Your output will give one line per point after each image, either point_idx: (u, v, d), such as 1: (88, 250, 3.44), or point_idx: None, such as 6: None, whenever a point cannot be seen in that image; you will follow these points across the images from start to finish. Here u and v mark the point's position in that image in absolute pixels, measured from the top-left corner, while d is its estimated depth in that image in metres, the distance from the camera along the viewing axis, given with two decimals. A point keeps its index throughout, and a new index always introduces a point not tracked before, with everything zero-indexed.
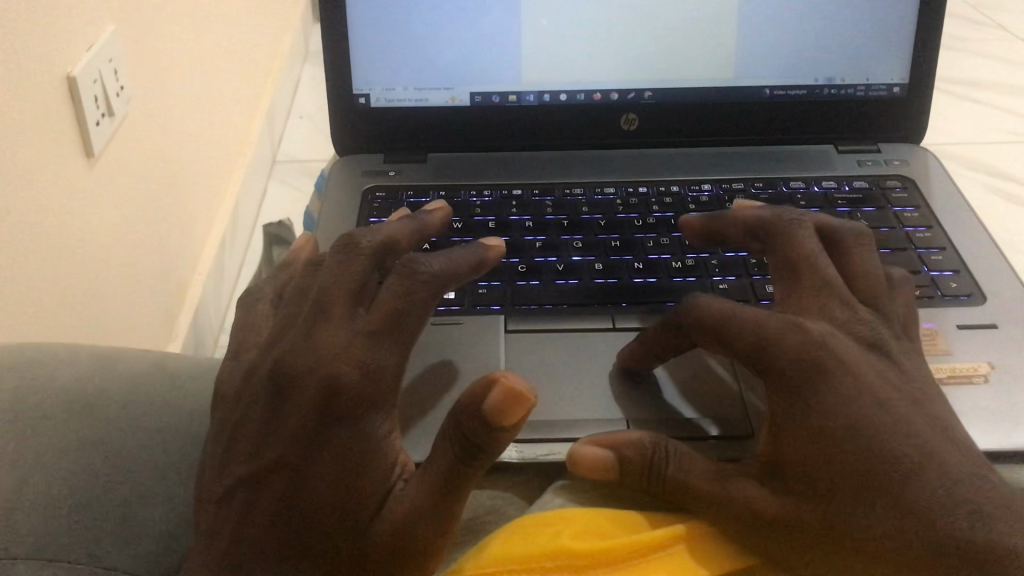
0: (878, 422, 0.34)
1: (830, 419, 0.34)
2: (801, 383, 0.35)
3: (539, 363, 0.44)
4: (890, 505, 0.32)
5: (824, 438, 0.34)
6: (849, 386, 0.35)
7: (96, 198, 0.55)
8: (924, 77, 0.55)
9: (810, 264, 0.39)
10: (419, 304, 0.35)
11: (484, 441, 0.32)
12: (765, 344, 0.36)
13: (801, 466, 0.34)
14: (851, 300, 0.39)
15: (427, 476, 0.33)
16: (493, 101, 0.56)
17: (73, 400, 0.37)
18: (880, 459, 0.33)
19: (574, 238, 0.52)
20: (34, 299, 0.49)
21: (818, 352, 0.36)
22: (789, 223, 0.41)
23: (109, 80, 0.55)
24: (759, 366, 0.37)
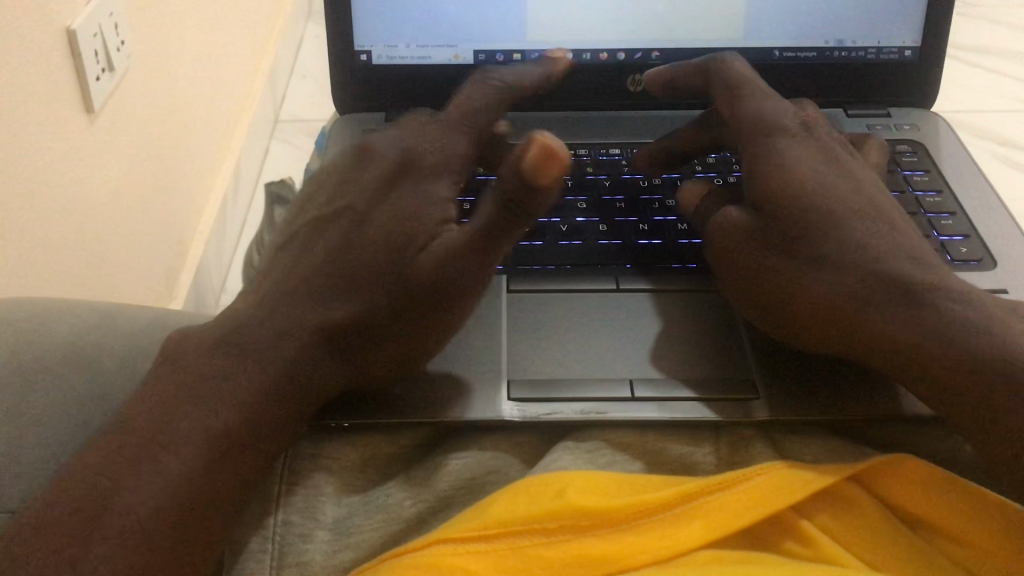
0: (867, 264, 0.39)
1: (827, 272, 0.39)
2: (803, 246, 0.40)
3: (541, 325, 0.44)
4: (885, 336, 0.36)
5: (824, 290, 0.39)
6: (841, 240, 0.40)
7: (94, 154, 0.54)
8: (935, 41, 0.54)
9: (780, 157, 0.44)
10: (498, 234, 0.41)
11: (525, 192, 0.39)
12: (773, 219, 0.42)
13: (811, 318, 0.39)
14: (837, 173, 0.44)
15: (478, 240, 0.41)
16: (497, 59, 0.55)
17: (71, 352, 0.37)
18: (878, 298, 0.37)
19: (579, 198, 0.51)
20: (33, 254, 0.49)
21: (814, 213, 0.41)
22: (757, 118, 0.46)
23: (109, 34, 0.54)
24: (762, 241, 0.42)
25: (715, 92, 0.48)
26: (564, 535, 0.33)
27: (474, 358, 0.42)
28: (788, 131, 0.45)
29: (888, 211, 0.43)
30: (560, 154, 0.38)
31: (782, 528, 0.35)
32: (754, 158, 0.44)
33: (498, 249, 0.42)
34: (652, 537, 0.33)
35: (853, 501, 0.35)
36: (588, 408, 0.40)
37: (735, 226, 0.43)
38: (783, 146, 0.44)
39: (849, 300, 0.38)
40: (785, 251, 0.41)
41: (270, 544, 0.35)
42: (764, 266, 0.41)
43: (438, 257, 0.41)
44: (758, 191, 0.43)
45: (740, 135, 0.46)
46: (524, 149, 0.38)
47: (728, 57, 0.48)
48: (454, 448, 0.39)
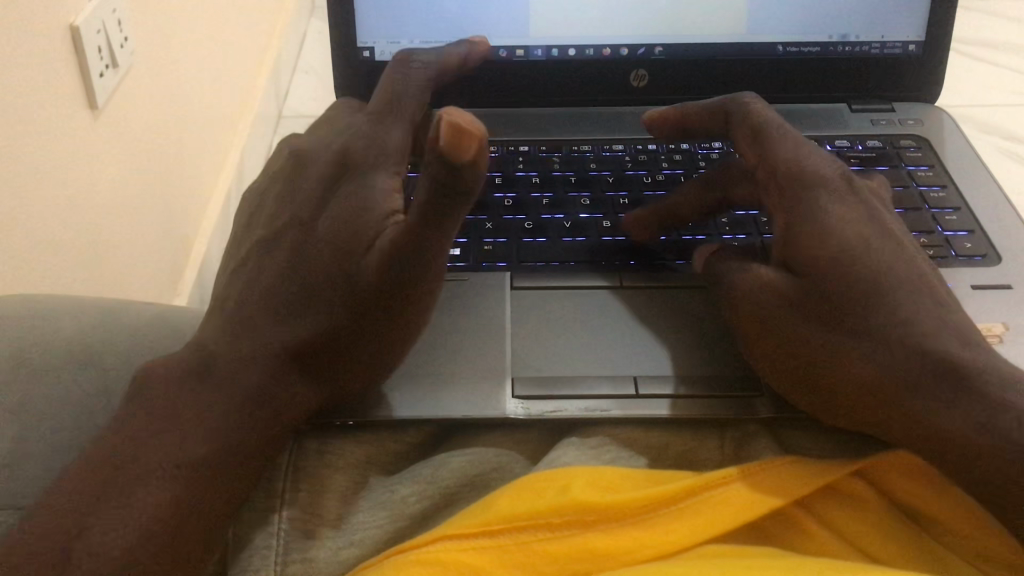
0: (916, 340, 0.35)
1: (874, 348, 0.36)
2: (845, 319, 0.37)
3: (544, 322, 0.44)
4: (926, 426, 0.34)
5: (865, 368, 0.36)
6: (889, 312, 0.36)
7: (99, 149, 0.54)
8: (941, 36, 0.54)
9: (821, 215, 0.40)
10: (438, 204, 0.36)
11: (454, 164, 0.34)
12: (810, 288, 0.38)
13: (854, 400, 0.36)
14: (884, 235, 0.40)
15: (427, 217, 0.37)
16: (501, 56, 0.55)
17: (77, 349, 0.37)
18: (920, 382, 0.34)
19: (582, 195, 0.52)
20: (37, 251, 0.49)
21: (861, 283, 0.37)
22: (793, 165, 0.42)
23: (113, 31, 0.54)
24: (795, 310, 0.38)
25: (741, 132, 0.45)
26: (568, 530, 0.33)
27: (478, 358, 0.42)
28: (830, 186, 0.41)
29: (936, 278, 0.39)
30: (471, 129, 0.32)
31: (785, 523, 0.35)
32: (791, 215, 0.40)
33: (451, 220, 0.37)
34: (656, 532, 0.33)
35: (855, 495, 0.35)
36: (592, 406, 0.40)
37: (763, 287, 0.40)
38: (826, 204, 0.40)
39: (893, 378, 0.35)
40: (826, 322, 0.37)
41: (274, 540, 0.35)
42: (805, 335, 0.37)
43: (387, 248, 0.38)
44: (792, 255, 0.40)
45: (773, 184, 0.42)
46: (434, 128, 0.33)
47: (751, 100, 0.46)
48: (459, 445, 0.39)
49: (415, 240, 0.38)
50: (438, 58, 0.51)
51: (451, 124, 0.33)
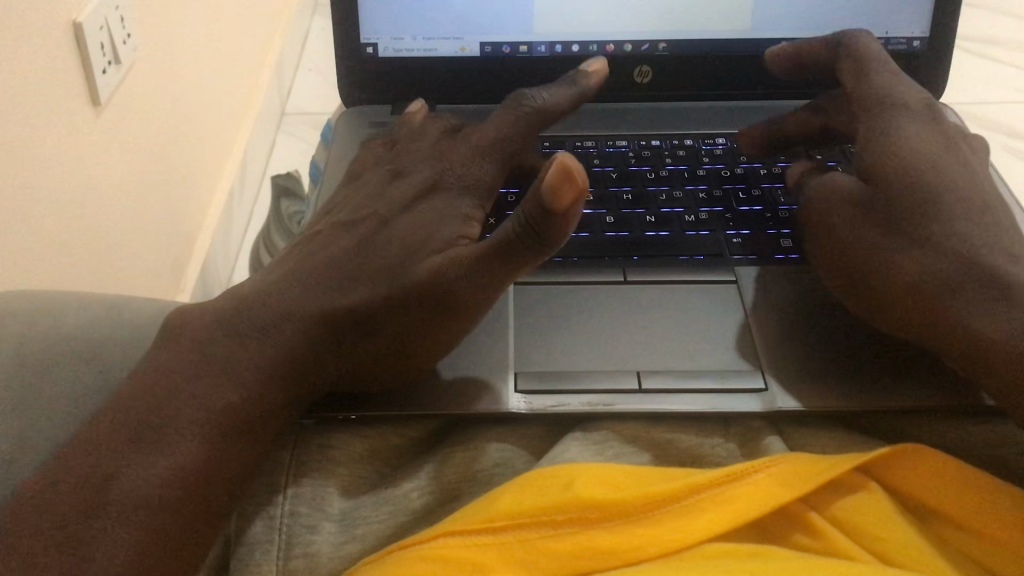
0: (959, 253, 0.38)
1: (919, 251, 0.39)
2: (908, 221, 0.40)
3: (546, 318, 0.44)
4: (967, 331, 0.37)
5: (910, 268, 0.39)
6: (943, 225, 0.40)
7: (103, 143, 0.54)
8: (947, 30, 0.54)
9: (901, 139, 0.43)
10: (524, 250, 0.38)
11: (552, 211, 0.35)
12: (882, 194, 0.42)
13: (898, 299, 0.39)
14: (957, 153, 0.43)
15: (503, 256, 0.38)
16: (505, 51, 0.55)
17: (81, 342, 0.37)
18: (959, 285, 0.38)
19: (585, 190, 0.51)
20: (40, 247, 0.49)
21: (921, 194, 0.41)
22: (874, 91, 0.45)
23: (116, 26, 0.54)
24: (862, 213, 0.42)
25: (846, 62, 0.47)
26: (571, 527, 0.33)
27: (481, 353, 0.42)
28: (905, 106, 0.45)
29: (993, 198, 0.42)
30: (580, 179, 0.35)
31: (789, 519, 0.35)
32: (869, 129, 0.44)
33: (522, 265, 0.39)
34: (661, 529, 0.33)
35: (861, 492, 0.35)
36: (594, 401, 0.40)
37: (842, 195, 0.44)
38: (903, 123, 0.44)
39: (934, 281, 0.38)
40: (890, 227, 0.41)
41: (276, 534, 0.35)
42: (856, 225, 0.42)
43: (455, 264, 0.40)
44: (872, 165, 0.42)
45: (857, 104, 0.46)
46: (542, 174, 0.35)
47: (859, 33, 0.48)
48: (463, 440, 0.39)
49: (488, 274, 0.39)
50: (549, 100, 0.48)
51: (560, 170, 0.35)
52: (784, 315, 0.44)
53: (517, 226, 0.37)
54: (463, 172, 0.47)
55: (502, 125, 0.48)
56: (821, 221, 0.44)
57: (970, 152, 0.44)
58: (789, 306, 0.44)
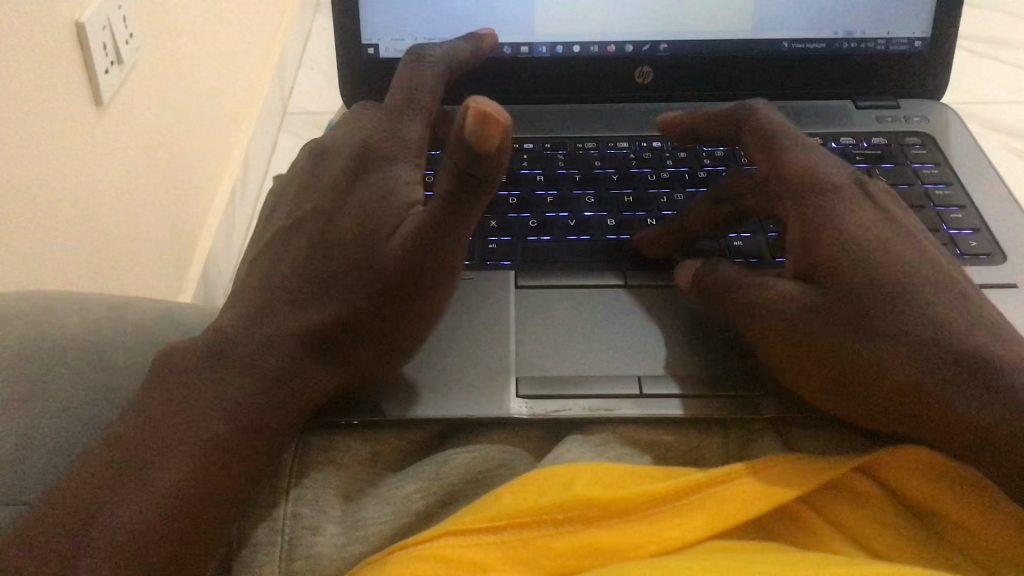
0: (938, 342, 0.35)
1: (891, 353, 0.36)
2: (873, 321, 0.36)
3: (549, 321, 0.44)
4: (964, 425, 0.34)
5: (894, 371, 0.35)
6: (911, 316, 0.36)
7: (106, 143, 0.54)
8: (948, 31, 0.54)
9: (837, 222, 0.39)
10: (467, 202, 0.37)
11: (480, 153, 0.34)
12: (838, 294, 0.37)
13: (882, 401, 0.36)
14: (898, 229, 0.40)
15: (450, 211, 0.38)
16: (505, 52, 0.55)
17: (82, 344, 0.37)
18: (949, 377, 0.35)
19: (586, 192, 0.52)
20: (42, 246, 0.49)
21: (882, 287, 0.37)
22: (805, 171, 0.41)
23: (119, 27, 0.54)
24: (822, 320, 0.37)
25: (751, 137, 0.44)
26: (572, 525, 0.33)
27: (481, 356, 0.42)
28: (836, 189, 0.41)
29: (946, 266, 0.40)
30: (498, 117, 0.33)
31: (790, 519, 0.35)
32: (807, 220, 0.40)
33: (469, 214, 0.38)
34: (661, 527, 0.33)
35: (860, 492, 0.35)
36: (596, 406, 0.40)
37: (790, 301, 0.38)
38: (838, 208, 0.40)
39: (920, 376, 0.35)
40: (854, 327, 0.36)
41: (279, 537, 0.35)
42: (814, 327, 0.37)
43: (408, 235, 0.40)
44: (829, 261, 0.38)
45: (784, 188, 0.41)
46: (461, 118, 0.34)
47: (758, 104, 0.45)
48: (463, 442, 0.40)
49: (440, 239, 0.39)
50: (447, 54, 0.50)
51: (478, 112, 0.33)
52: None
53: (455, 178, 0.36)
54: (392, 134, 0.46)
55: (411, 76, 0.48)
56: (760, 321, 0.39)
57: (902, 213, 0.42)
58: None
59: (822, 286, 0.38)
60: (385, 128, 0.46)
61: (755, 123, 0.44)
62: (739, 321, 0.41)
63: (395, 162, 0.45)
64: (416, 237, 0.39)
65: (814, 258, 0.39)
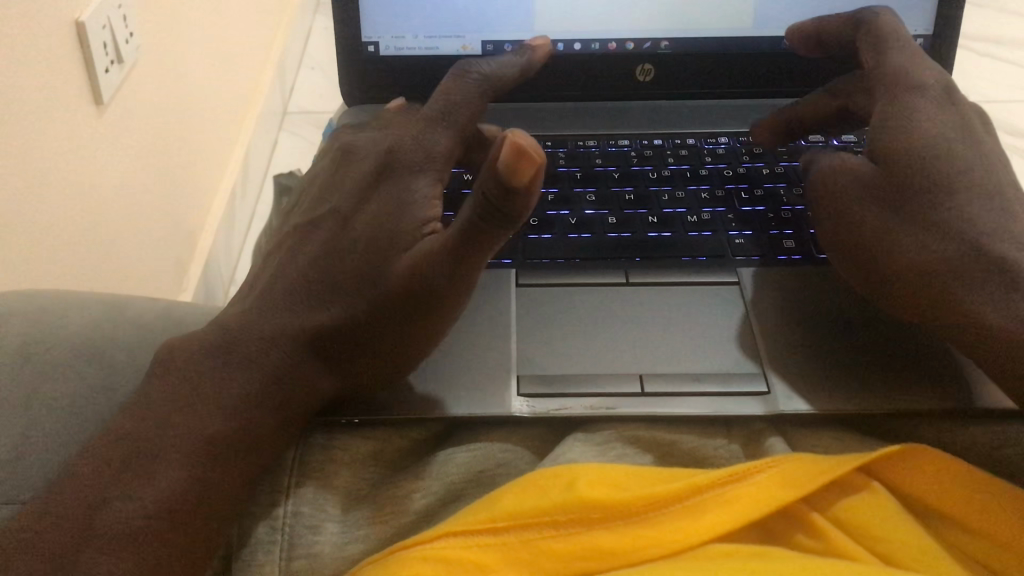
0: (970, 237, 0.38)
1: (923, 234, 0.39)
2: (913, 208, 0.40)
3: (550, 319, 0.44)
4: (978, 319, 0.36)
5: (915, 252, 0.39)
6: (953, 208, 0.39)
7: (106, 140, 0.54)
8: (950, 28, 0.54)
9: (912, 120, 0.42)
10: (482, 242, 0.39)
11: (504, 199, 0.37)
12: (892, 176, 0.41)
13: (907, 282, 0.39)
14: (970, 136, 0.42)
15: (466, 247, 0.38)
16: (503, 50, 0.54)
17: (81, 344, 0.37)
18: (967, 270, 0.37)
19: (587, 191, 0.51)
20: (42, 245, 0.49)
21: (932, 174, 0.40)
22: (896, 70, 0.44)
23: (118, 26, 0.54)
24: (876, 197, 0.41)
25: (863, 37, 0.46)
26: (573, 528, 0.33)
27: (481, 354, 0.42)
28: (925, 88, 0.43)
29: (1009, 184, 0.40)
30: (532, 151, 0.36)
31: (793, 520, 0.35)
32: (885, 108, 0.43)
33: (486, 250, 0.39)
34: (664, 529, 0.33)
35: (865, 491, 0.35)
36: (597, 404, 0.40)
37: (850, 171, 0.43)
38: (922, 104, 0.42)
39: (942, 264, 0.38)
40: (893, 211, 0.40)
41: (278, 535, 0.35)
42: (866, 211, 0.41)
43: (419, 256, 0.40)
44: (884, 148, 0.42)
45: (880, 83, 0.44)
46: (496, 150, 0.36)
47: (884, 11, 0.47)
48: (465, 441, 0.39)
49: (452, 265, 0.39)
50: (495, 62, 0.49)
51: (514, 147, 0.36)
52: (787, 317, 0.44)
53: (478, 212, 0.38)
54: (418, 144, 0.46)
55: (447, 94, 0.47)
56: (827, 208, 0.44)
57: (984, 132, 0.43)
58: (792, 308, 0.44)
59: (877, 170, 0.42)
60: (413, 137, 0.46)
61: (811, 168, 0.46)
62: (828, 220, 0.44)
63: (414, 175, 0.45)
64: (434, 260, 0.39)
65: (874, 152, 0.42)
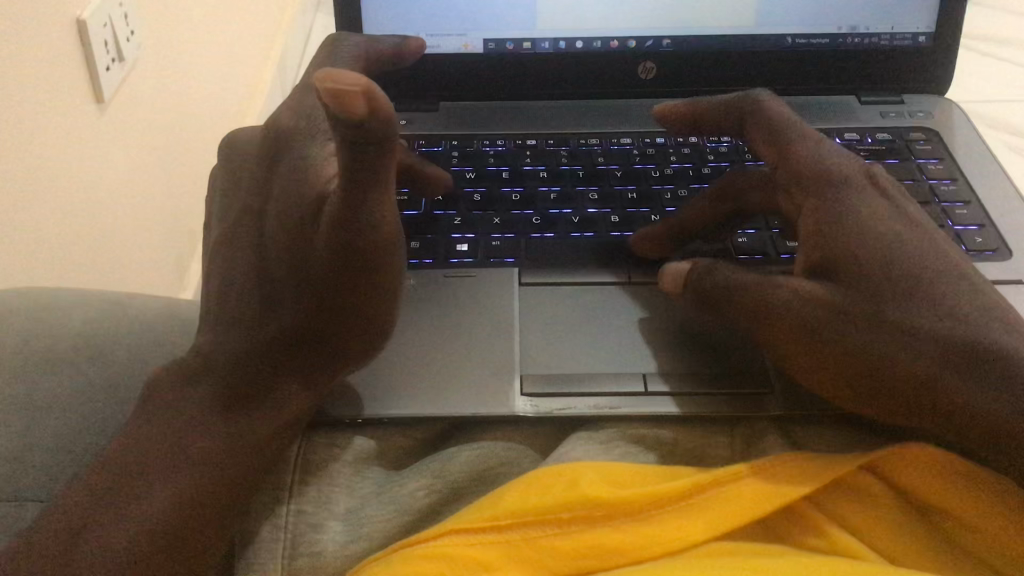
0: (950, 330, 0.36)
1: (904, 341, 0.36)
2: (887, 314, 0.37)
3: (553, 318, 0.44)
4: (981, 415, 0.35)
5: (908, 363, 0.36)
6: (924, 304, 0.37)
7: (108, 140, 0.54)
8: (952, 27, 0.54)
9: (856, 224, 0.39)
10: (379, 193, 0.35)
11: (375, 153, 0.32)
12: (857, 289, 0.37)
13: (902, 400, 0.36)
14: (910, 224, 0.41)
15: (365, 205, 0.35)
16: (508, 48, 0.55)
17: (84, 342, 0.37)
18: (969, 367, 0.35)
19: (589, 189, 0.51)
20: (43, 244, 0.49)
21: (891, 268, 0.38)
22: (811, 161, 0.42)
23: (119, 25, 0.54)
24: (846, 318, 0.37)
25: (751, 127, 0.45)
26: (577, 524, 0.33)
27: (484, 353, 0.42)
28: (849, 181, 0.41)
29: (952, 258, 0.40)
30: (353, 87, 0.28)
31: (796, 518, 0.35)
32: (818, 214, 0.40)
33: (373, 187, 0.34)
34: (668, 526, 0.33)
35: (868, 490, 0.35)
36: (601, 404, 0.40)
37: (804, 298, 0.38)
38: (854, 199, 0.40)
39: (935, 368, 0.35)
40: (871, 323, 0.36)
41: (282, 534, 0.35)
42: (831, 321, 0.37)
43: (326, 227, 0.37)
44: (841, 259, 0.38)
45: (795, 185, 0.42)
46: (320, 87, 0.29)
47: (763, 95, 0.46)
48: (468, 440, 0.39)
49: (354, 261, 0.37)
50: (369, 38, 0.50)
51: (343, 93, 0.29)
52: None
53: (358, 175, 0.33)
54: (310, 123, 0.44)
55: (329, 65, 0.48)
56: (771, 347, 0.39)
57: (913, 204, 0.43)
58: None
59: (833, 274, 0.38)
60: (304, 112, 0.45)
61: (709, 279, 0.41)
62: (748, 323, 0.39)
63: (312, 139, 0.43)
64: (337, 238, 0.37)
65: (833, 256, 0.38)
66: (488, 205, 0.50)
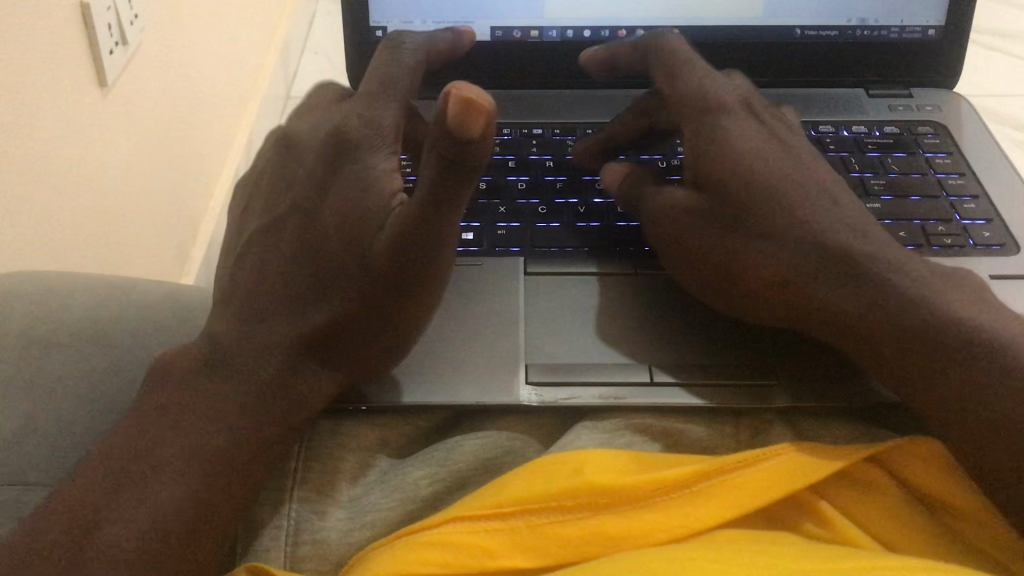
0: (845, 258, 0.38)
1: (790, 261, 0.39)
2: (764, 232, 0.41)
3: (559, 306, 0.44)
4: (885, 344, 0.36)
5: (794, 279, 0.39)
6: (796, 225, 0.40)
7: (110, 125, 0.54)
8: (962, 19, 0.53)
9: (727, 144, 0.43)
10: (450, 209, 0.36)
11: (460, 149, 0.33)
12: (735, 206, 0.42)
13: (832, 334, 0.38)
14: (795, 161, 0.44)
15: (429, 226, 0.36)
16: (515, 36, 0.55)
17: (85, 328, 0.37)
18: (885, 305, 0.36)
19: (596, 179, 0.51)
20: (45, 227, 0.49)
21: (768, 201, 0.41)
22: (700, 95, 0.45)
23: (123, 9, 0.54)
24: (740, 238, 0.41)
25: (662, 78, 0.46)
26: (580, 512, 0.33)
27: (490, 339, 0.42)
28: (729, 109, 0.45)
29: (845, 199, 0.42)
30: (479, 103, 0.32)
31: (800, 511, 0.35)
32: (696, 141, 0.44)
33: (456, 207, 0.36)
34: (671, 515, 0.33)
35: (871, 482, 0.35)
36: (605, 394, 0.40)
37: (690, 219, 0.43)
38: (730, 128, 0.44)
39: (852, 309, 0.37)
40: (763, 251, 0.40)
41: (285, 521, 0.35)
42: (705, 249, 0.42)
43: (395, 232, 0.37)
44: (718, 179, 0.42)
45: (684, 113, 0.45)
46: (439, 107, 0.32)
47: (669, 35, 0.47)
48: (473, 428, 0.39)
49: (406, 241, 0.37)
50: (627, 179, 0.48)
51: (460, 98, 0.32)
52: None
53: (439, 161, 0.34)
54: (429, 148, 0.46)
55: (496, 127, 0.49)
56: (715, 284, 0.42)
57: (793, 139, 0.46)
58: None
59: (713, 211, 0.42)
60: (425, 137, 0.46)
61: (647, 215, 0.45)
62: (686, 275, 0.43)
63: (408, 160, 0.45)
64: (404, 237, 0.37)
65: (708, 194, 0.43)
66: (494, 192, 0.50)
